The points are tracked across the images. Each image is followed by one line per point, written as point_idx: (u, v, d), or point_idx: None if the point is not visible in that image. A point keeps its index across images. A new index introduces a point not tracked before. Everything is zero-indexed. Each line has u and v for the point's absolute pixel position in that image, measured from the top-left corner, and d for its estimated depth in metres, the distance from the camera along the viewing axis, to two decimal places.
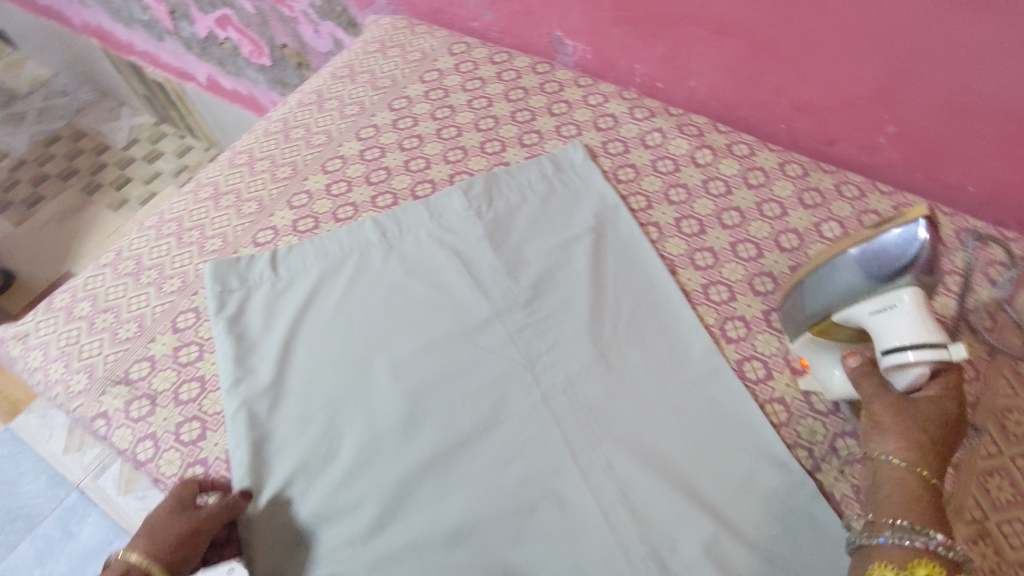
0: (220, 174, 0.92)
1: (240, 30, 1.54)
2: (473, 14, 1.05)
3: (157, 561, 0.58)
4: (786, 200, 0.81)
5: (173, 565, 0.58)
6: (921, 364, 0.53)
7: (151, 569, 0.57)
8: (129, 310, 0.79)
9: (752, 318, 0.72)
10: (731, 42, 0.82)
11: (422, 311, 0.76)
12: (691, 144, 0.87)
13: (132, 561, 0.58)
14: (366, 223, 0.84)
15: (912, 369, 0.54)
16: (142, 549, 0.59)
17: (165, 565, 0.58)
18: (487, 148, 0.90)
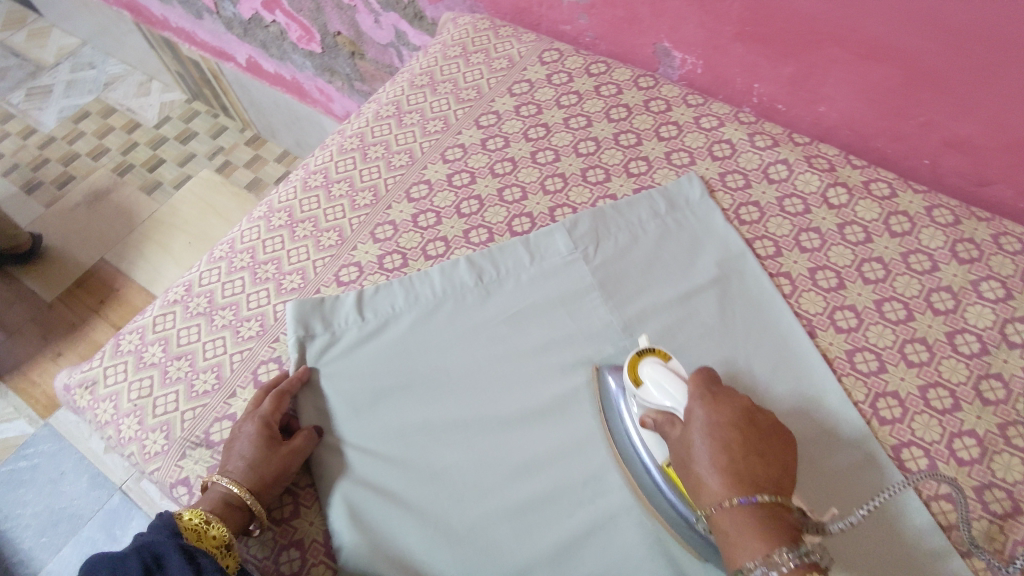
0: (293, 198, 0.84)
1: (289, 15, 1.44)
2: (566, 16, 0.94)
3: (261, 499, 0.60)
4: (936, 252, 0.71)
5: (270, 501, 0.61)
6: (655, 374, 0.59)
7: (259, 511, 0.60)
8: (205, 358, 0.72)
9: (907, 395, 0.64)
10: (881, 70, 0.72)
11: (529, 373, 0.68)
12: (822, 180, 0.78)
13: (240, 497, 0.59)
14: (461, 263, 0.76)
15: (663, 377, 0.59)
16: (247, 484, 0.60)
17: (265, 503, 0.61)
18: (589, 176, 0.82)
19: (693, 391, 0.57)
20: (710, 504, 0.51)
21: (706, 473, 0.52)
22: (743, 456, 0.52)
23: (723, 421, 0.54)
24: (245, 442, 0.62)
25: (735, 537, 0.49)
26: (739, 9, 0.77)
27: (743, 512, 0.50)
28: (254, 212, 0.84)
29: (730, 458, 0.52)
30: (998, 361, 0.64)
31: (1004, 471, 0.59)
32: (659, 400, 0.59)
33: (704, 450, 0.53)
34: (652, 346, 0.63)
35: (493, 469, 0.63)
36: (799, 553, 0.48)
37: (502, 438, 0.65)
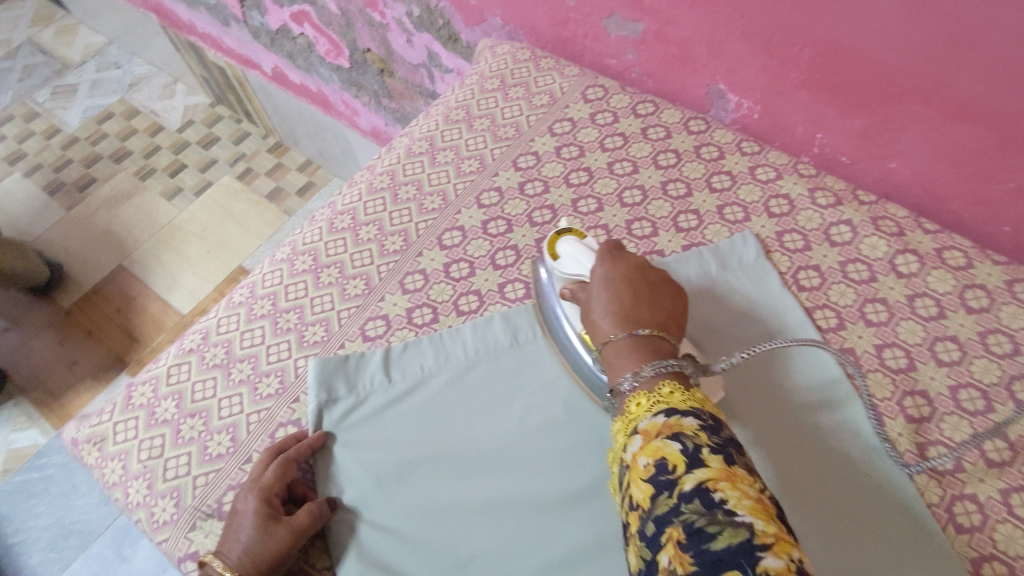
0: (318, 240, 0.79)
1: (318, 28, 1.39)
2: (612, 50, 0.89)
3: None
4: (1018, 333, 0.65)
5: None
6: (568, 247, 0.65)
7: None
8: (220, 417, 0.67)
9: (987, 499, 0.58)
10: (969, 130, 0.65)
11: (569, 452, 0.63)
12: (890, 246, 0.72)
13: None
14: (496, 321, 0.71)
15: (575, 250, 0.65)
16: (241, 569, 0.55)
17: None
18: (634, 229, 0.76)
19: (598, 257, 0.62)
20: (600, 341, 0.56)
21: (599, 316, 0.57)
22: (633, 302, 0.56)
23: (618, 275, 0.59)
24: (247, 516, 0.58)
25: (615, 362, 0.53)
26: (809, 56, 0.70)
27: (622, 341, 0.53)
28: (277, 253, 0.79)
29: (620, 302, 0.56)
30: None
31: None
32: (572, 269, 0.64)
33: (599, 300, 0.58)
34: (572, 229, 0.69)
35: (527, 559, 0.57)
36: (662, 363, 0.51)
37: (536, 523, 0.59)
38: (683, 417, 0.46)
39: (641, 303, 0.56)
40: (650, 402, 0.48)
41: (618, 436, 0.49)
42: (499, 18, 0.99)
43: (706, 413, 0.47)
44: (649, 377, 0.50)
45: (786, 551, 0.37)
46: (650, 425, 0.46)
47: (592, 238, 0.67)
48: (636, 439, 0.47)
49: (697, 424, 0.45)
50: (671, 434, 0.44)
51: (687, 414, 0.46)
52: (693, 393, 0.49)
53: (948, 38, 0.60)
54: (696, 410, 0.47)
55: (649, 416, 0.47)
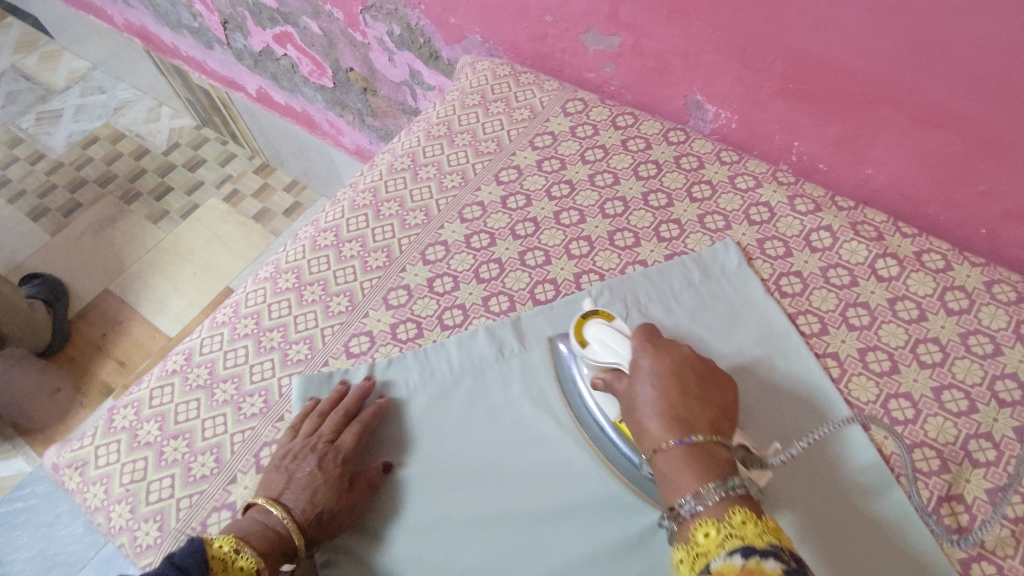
0: (301, 258, 0.79)
1: (300, 49, 1.40)
2: (591, 64, 0.90)
3: (303, 535, 0.57)
4: (998, 333, 0.66)
5: (310, 542, 0.58)
6: (599, 334, 0.63)
7: (297, 544, 0.57)
8: (204, 438, 0.67)
9: (974, 500, 0.58)
10: (939, 135, 0.67)
11: (557, 463, 0.62)
12: (869, 250, 0.72)
13: (280, 520, 0.57)
14: (480, 335, 0.70)
15: (608, 338, 0.63)
16: (295, 515, 0.57)
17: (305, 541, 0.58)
18: (616, 240, 0.76)
19: (636, 346, 0.61)
20: (650, 446, 0.55)
21: (647, 416, 0.56)
22: (682, 403, 0.56)
23: (665, 370, 0.58)
24: (311, 472, 0.60)
25: (669, 474, 0.52)
26: (782, 66, 0.72)
27: (677, 450, 0.53)
28: (260, 272, 0.79)
29: (669, 403, 0.56)
30: None
31: None
32: (604, 356, 0.62)
33: (647, 397, 0.57)
34: (598, 310, 0.67)
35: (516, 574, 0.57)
36: (726, 486, 0.50)
37: (525, 538, 0.59)
38: (762, 559, 0.43)
39: (690, 402, 0.56)
40: (722, 534, 0.46)
41: (686, 570, 0.47)
42: (479, 35, 1.00)
43: (787, 553, 0.44)
44: (716, 502, 0.49)
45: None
46: (724, 566, 0.44)
47: (618, 320, 0.66)
48: None
49: (780, 569, 0.42)
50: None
51: (766, 554, 0.43)
52: (763, 520, 0.47)
53: (913, 47, 0.61)
54: (775, 549, 0.44)
55: (723, 554, 0.45)
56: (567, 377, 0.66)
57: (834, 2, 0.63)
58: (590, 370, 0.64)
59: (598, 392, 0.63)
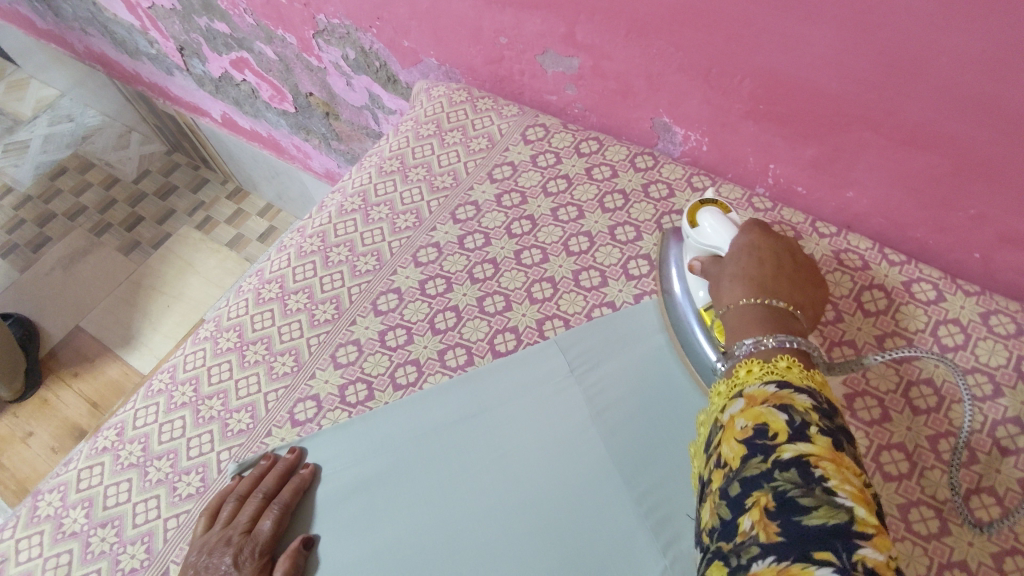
0: (243, 313, 0.73)
1: (258, 74, 1.34)
2: (551, 87, 0.84)
3: None
4: (998, 371, 0.60)
5: None
6: (709, 220, 0.61)
7: None
8: (135, 525, 0.61)
9: (978, 566, 0.52)
10: (924, 157, 0.61)
11: (519, 540, 0.57)
12: (854, 281, 0.67)
13: None
14: (435, 397, 0.65)
15: (718, 223, 0.61)
16: None
17: None
18: (582, 280, 0.71)
19: (744, 228, 0.59)
20: (728, 304, 0.54)
21: (728, 281, 0.56)
22: (773, 275, 0.55)
23: (761, 245, 0.57)
24: (227, 569, 0.54)
25: (738, 324, 0.52)
26: (750, 87, 0.66)
27: (754, 308, 0.52)
28: (200, 331, 0.73)
29: (758, 271, 0.55)
30: None
31: None
32: (708, 241, 0.61)
33: (735, 265, 0.56)
34: (716, 201, 0.65)
35: None
36: (787, 339, 0.48)
37: None
38: (796, 392, 0.43)
39: (782, 281, 0.55)
40: (763, 370, 0.46)
41: (720, 397, 0.47)
42: (434, 58, 0.94)
43: (823, 396, 0.43)
44: (773, 347, 0.47)
45: (885, 544, 0.34)
46: (757, 392, 0.44)
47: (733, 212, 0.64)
48: (739, 403, 0.45)
49: (810, 402, 0.42)
50: (779, 405, 0.42)
51: (801, 390, 0.43)
52: (812, 372, 0.45)
53: (889, 65, 0.56)
54: (812, 389, 0.43)
55: (758, 383, 0.45)
56: (667, 261, 0.66)
57: (799, 19, 0.57)
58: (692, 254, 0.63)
59: (690, 273, 0.62)
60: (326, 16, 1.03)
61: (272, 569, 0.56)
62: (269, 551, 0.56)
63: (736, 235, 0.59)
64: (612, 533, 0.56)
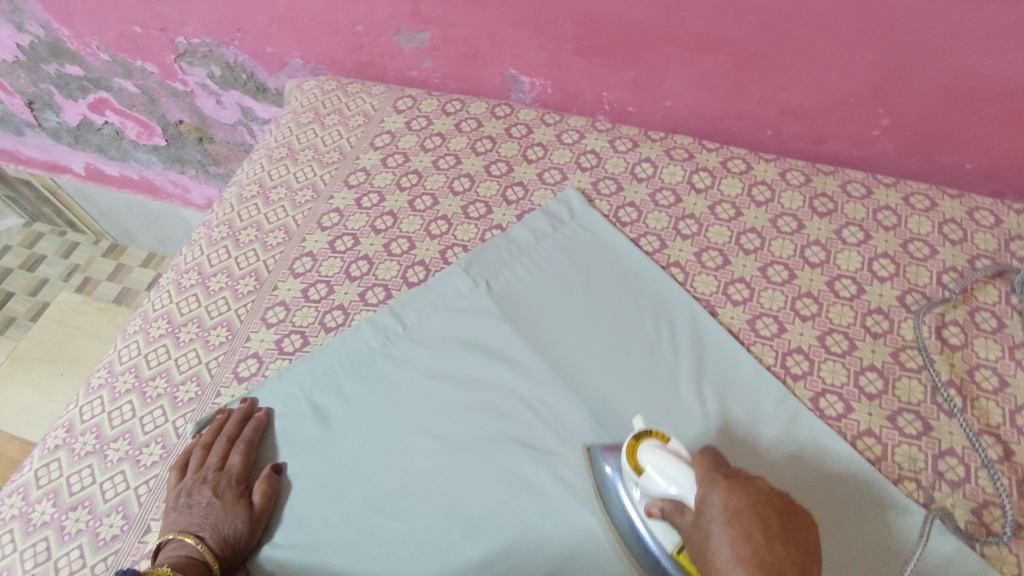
0: (168, 303, 0.78)
1: (121, 113, 1.35)
2: (410, 63, 0.96)
3: (216, 553, 0.57)
4: (798, 211, 0.78)
5: (227, 560, 0.58)
6: (658, 464, 0.53)
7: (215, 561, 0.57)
8: (106, 500, 0.64)
9: (810, 347, 0.68)
10: (711, 59, 0.78)
11: (462, 421, 0.66)
12: (685, 169, 0.83)
13: (191, 544, 0.57)
14: (364, 328, 0.73)
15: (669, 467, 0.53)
16: (204, 537, 0.58)
17: (223, 559, 0.58)
18: (471, 212, 0.82)
19: (703, 478, 0.50)
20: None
21: (723, 569, 0.45)
22: (771, 550, 0.45)
23: (740, 508, 0.47)
24: (208, 500, 0.61)
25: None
26: (573, 27, 0.81)
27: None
28: (129, 328, 0.78)
29: (752, 549, 0.45)
30: (875, 297, 0.71)
31: (908, 394, 0.64)
32: (664, 488, 0.53)
33: (721, 543, 0.46)
34: (650, 430, 0.57)
35: (452, 527, 0.60)
36: None
37: (450, 493, 0.62)
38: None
39: (779, 549, 0.45)
40: None
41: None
42: (298, 58, 1.03)
43: None
44: None
45: None
46: None
47: (674, 439, 0.56)
48: None
49: None
50: None
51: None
52: None
53: None
54: None
55: None
56: (614, 491, 0.59)
57: None
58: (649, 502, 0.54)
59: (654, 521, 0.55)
60: (185, 38, 1.09)
61: (249, 494, 0.62)
62: (243, 480, 0.63)
63: (691, 482, 0.51)
64: (535, 396, 0.67)
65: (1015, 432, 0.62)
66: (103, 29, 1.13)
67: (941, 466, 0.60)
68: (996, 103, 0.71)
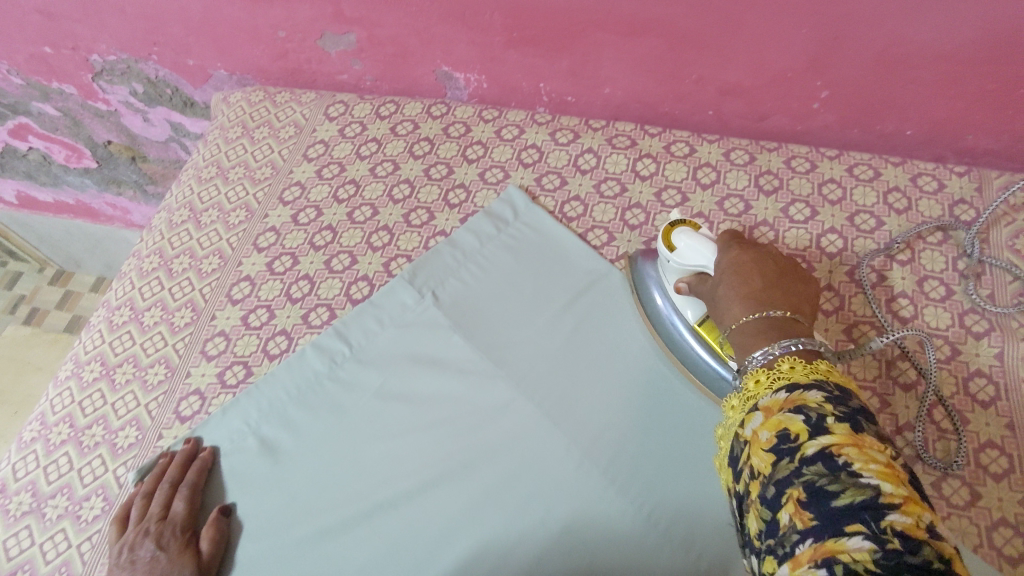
0: (101, 343, 0.74)
1: (45, 138, 1.28)
2: (339, 67, 0.92)
3: None
4: (745, 191, 0.77)
5: None
6: (693, 240, 0.62)
7: None
8: (46, 562, 0.61)
9: None
10: (644, 42, 0.76)
11: (417, 441, 0.64)
12: (628, 157, 0.81)
13: None
14: (309, 352, 0.70)
15: (700, 242, 0.62)
16: None
17: None
18: (413, 220, 0.79)
19: (723, 245, 0.60)
20: (731, 322, 0.54)
21: (725, 301, 0.56)
22: (764, 286, 0.55)
23: (749, 261, 0.57)
24: (152, 553, 0.58)
25: (744, 341, 0.51)
26: (501, 19, 0.78)
27: (753, 321, 0.52)
28: (61, 374, 0.74)
29: (751, 284, 0.55)
30: (825, 274, 0.70)
31: (863, 370, 0.64)
32: (692, 260, 0.62)
33: (726, 285, 0.56)
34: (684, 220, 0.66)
35: (412, 554, 0.58)
36: (792, 341, 0.48)
37: (408, 520, 0.60)
38: (808, 391, 0.42)
39: (773, 289, 0.55)
40: (770, 376, 0.46)
41: (734, 411, 0.47)
42: (222, 69, 0.98)
43: (831, 384, 0.43)
44: (780, 354, 0.47)
45: (919, 516, 0.35)
46: (770, 400, 0.44)
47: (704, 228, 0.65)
48: (755, 413, 0.44)
49: (822, 395, 0.42)
50: (793, 406, 0.42)
51: (811, 387, 0.43)
52: (820, 366, 0.45)
53: None
54: (820, 381, 0.43)
55: (770, 392, 0.44)
56: (647, 283, 0.69)
57: None
58: (677, 275, 0.64)
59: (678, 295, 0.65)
60: (101, 56, 1.03)
61: (197, 541, 0.59)
62: (189, 527, 0.60)
63: (716, 253, 0.60)
64: (490, 407, 0.65)
65: (970, 400, 0.61)
66: (11, 52, 1.06)
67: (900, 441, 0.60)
68: (930, 69, 0.70)
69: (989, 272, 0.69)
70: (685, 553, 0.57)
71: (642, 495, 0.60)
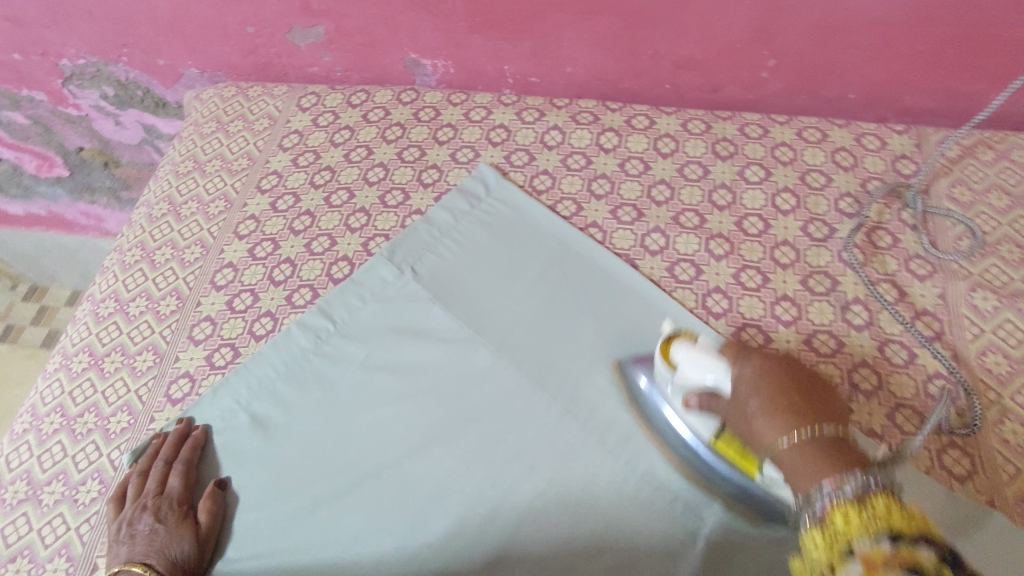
0: (88, 335, 0.76)
1: (15, 147, 1.29)
2: (309, 59, 0.94)
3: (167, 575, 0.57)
4: (703, 158, 0.81)
5: None
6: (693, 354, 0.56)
7: None
8: (46, 545, 0.63)
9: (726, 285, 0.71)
10: (601, 21, 0.80)
11: (404, 406, 0.67)
12: (592, 132, 0.85)
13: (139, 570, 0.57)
14: (294, 330, 0.73)
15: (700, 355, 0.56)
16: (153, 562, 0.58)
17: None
18: (389, 201, 0.82)
19: (737, 357, 0.54)
20: (774, 449, 0.49)
21: (760, 417, 0.50)
22: (802, 403, 0.50)
23: (774, 370, 0.52)
24: (151, 526, 0.60)
25: (800, 469, 0.47)
26: (463, 4, 0.81)
27: (804, 447, 0.47)
28: (50, 367, 0.75)
29: (786, 400, 0.50)
30: (780, 230, 0.74)
31: (820, 316, 0.68)
32: (696, 378, 0.56)
33: (759, 401, 0.51)
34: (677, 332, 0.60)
35: (404, 512, 0.61)
36: (865, 476, 0.43)
37: (399, 479, 0.62)
38: (915, 547, 0.37)
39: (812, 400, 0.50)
40: (864, 518, 0.40)
41: (821, 552, 0.41)
42: (193, 67, 1.00)
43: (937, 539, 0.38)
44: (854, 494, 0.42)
45: None
46: (872, 550, 0.38)
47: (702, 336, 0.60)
48: (852, 564, 0.38)
49: (936, 556, 0.36)
50: (909, 568, 0.36)
51: (917, 540, 0.37)
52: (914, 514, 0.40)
53: None
54: (926, 535, 0.38)
55: (868, 538, 0.39)
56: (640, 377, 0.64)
57: None
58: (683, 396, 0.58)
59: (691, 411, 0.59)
60: (70, 60, 1.04)
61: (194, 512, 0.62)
62: (186, 500, 0.63)
63: (727, 368, 0.54)
64: (473, 371, 0.68)
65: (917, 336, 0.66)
66: None
67: (856, 377, 0.64)
68: (867, 34, 0.75)
69: (931, 220, 0.74)
70: (661, 493, 0.61)
71: (620, 443, 0.63)
